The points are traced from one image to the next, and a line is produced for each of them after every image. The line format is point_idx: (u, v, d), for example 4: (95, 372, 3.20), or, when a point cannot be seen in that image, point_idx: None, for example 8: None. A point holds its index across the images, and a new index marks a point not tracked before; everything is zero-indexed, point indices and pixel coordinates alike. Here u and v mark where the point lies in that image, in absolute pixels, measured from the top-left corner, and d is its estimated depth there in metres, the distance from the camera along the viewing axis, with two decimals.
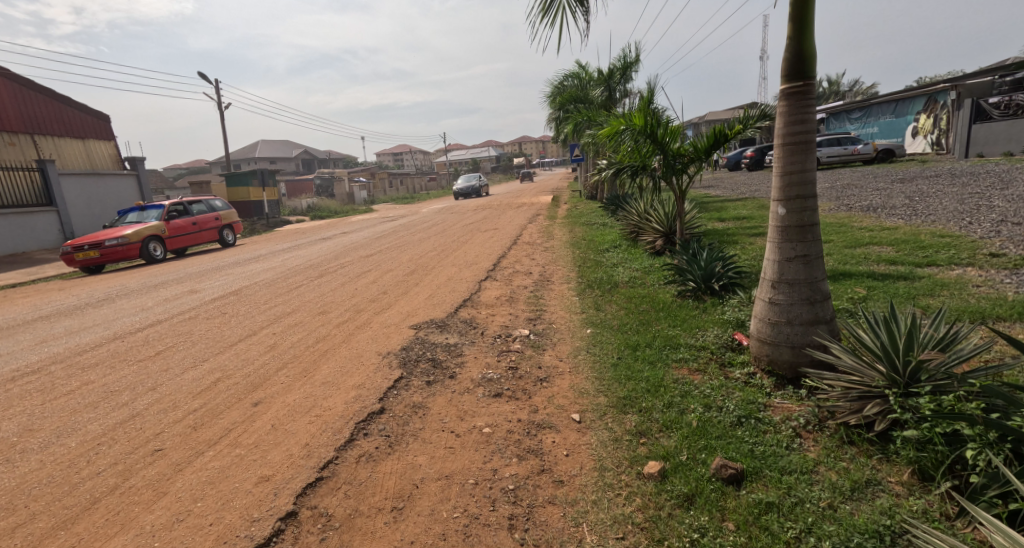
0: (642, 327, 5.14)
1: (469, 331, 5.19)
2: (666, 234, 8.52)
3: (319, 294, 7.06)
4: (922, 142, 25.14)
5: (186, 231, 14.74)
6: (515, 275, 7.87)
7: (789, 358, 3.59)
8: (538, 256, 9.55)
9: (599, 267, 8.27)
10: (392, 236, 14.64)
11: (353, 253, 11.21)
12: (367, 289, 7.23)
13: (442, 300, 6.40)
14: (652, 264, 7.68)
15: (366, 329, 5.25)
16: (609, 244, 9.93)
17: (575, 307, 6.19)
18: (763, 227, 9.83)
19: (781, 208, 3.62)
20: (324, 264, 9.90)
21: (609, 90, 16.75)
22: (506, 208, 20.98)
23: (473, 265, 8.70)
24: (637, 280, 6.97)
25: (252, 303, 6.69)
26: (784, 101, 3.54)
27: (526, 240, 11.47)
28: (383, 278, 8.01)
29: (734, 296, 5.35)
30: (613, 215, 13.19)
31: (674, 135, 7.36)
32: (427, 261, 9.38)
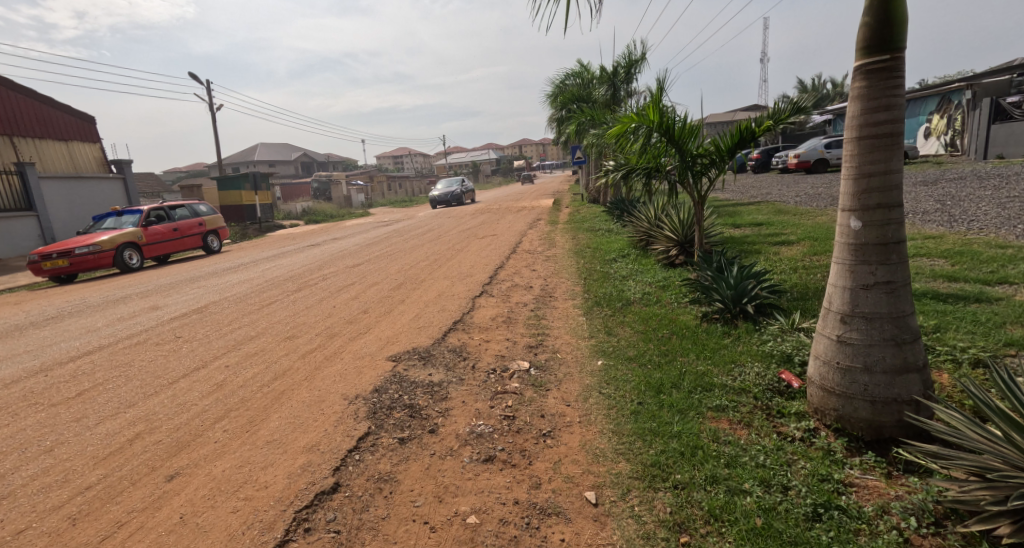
0: (664, 359, 4.31)
1: (458, 364, 4.36)
2: (681, 243, 7.70)
3: (293, 313, 6.27)
4: (935, 143, 24.35)
5: (166, 238, 13.93)
6: (514, 290, 7.06)
7: (867, 416, 2.76)
8: (539, 266, 8.74)
9: (608, 280, 7.45)
10: (384, 242, 13.84)
11: (339, 263, 10.40)
12: (347, 307, 6.42)
13: (430, 321, 5.58)
14: (669, 278, 6.88)
15: (336, 361, 4.43)
16: (617, 253, 9.12)
17: (582, 330, 5.35)
18: (785, 234, 9.02)
19: (855, 221, 2.80)
20: (306, 275, 9.10)
21: (614, 89, 15.98)
22: (505, 212, 20.16)
23: (468, 277, 7.90)
24: (653, 297, 6.16)
25: (215, 324, 5.89)
26: (861, 81, 2.72)
27: (526, 248, 10.67)
28: (368, 292, 7.21)
29: (771, 320, 4.52)
30: (620, 221, 12.39)
31: (692, 134, 6.53)
32: (417, 272, 8.56)
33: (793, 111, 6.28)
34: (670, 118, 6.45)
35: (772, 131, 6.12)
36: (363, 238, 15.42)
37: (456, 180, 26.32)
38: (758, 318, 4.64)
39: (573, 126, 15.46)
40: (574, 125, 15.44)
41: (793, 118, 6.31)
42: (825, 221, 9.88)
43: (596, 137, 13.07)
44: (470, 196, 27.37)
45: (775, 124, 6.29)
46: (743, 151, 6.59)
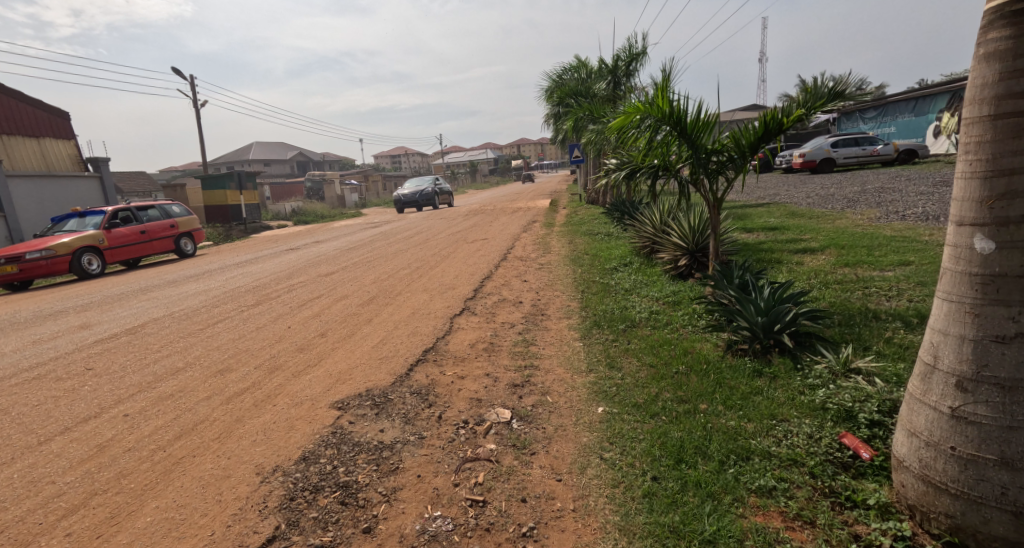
0: (681, 408, 3.37)
1: (421, 414, 3.44)
2: (692, 252, 6.79)
3: (239, 335, 5.34)
4: (946, 142, 23.53)
5: (132, 241, 12.99)
6: (501, 306, 6.15)
7: (1005, 534, 1.86)
8: (531, 277, 7.81)
9: (608, 295, 6.53)
10: (369, 246, 12.94)
11: (313, 270, 9.48)
12: (304, 329, 5.49)
13: (394, 350, 4.65)
14: (681, 294, 5.97)
15: (266, 407, 3.50)
16: (618, 261, 8.23)
17: (578, 363, 4.44)
18: (805, 241, 8.13)
19: (983, 242, 1.88)
20: (271, 286, 8.17)
21: (613, 84, 15.09)
22: (499, 213, 19.22)
23: (449, 290, 6.98)
24: (663, 319, 5.24)
25: (142, 350, 4.97)
26: (1000, 32, 1.82)
27: (518, 254, 9.76)
28: (335, 309, 6.29)
29: (815, 356, 3.58)
30: (621, 224, 11.49)
31: (707, 126, 5.58)
32: (394, 284, 7.62)
33: (829, 97, 5.30)
34: (681, 108, 5.50)
35: (805, 123, 5.17)
36: (347, 241, 14.50)
37: (429, 181, 24.14)
38: (798, 352, 3.70)
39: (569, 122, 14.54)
40: (570, 121, 14.52)
41: (828, 107, 5.34)
42: (846, 226, 8.96)
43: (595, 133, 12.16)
44: (451, 198, 25.42)
45: (807, 113, 5.31)
46: (767, 147, 5.63)
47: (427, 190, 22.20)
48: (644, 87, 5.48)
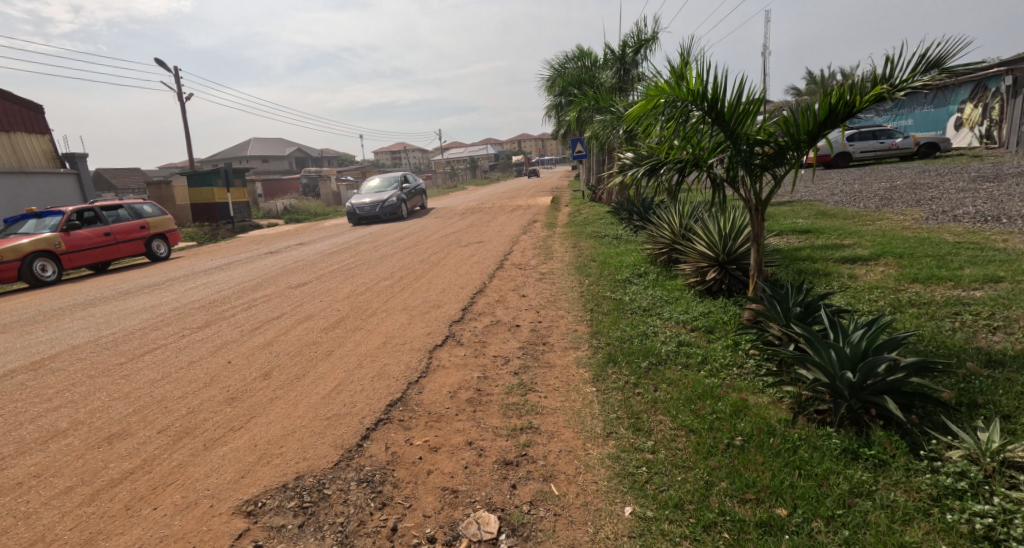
0: (752, 519, 2.26)
1: (367, 527, 2.34)
2: (723, 264, 5.71)
3: (162, 374, 4.24)
4: (968, 134, 22.34)
5: (95, 243, 11.93)
6: (494, 333, 5.06)
7: None
8: (530, 292, 6.69)
9: (622, 318, 5.47)
10: (354, 249, 11.88)
11: (284, 280, 8.38)
12: (247, 364, 4.38)
13: (351, 403, 3.54)
14: (713, 322, 4.91)
15: (142, 510, 2.40)
16: (632, 271, 7.15)
17: (592, 425, 3.35)
18: (847, 246, 7.04)
19: None
20: (230, 300, 7.05)
21: (621, 72, 13.91)
22: (497, 212, 18.06)
23: (432, 309, 5.87)
24: (699, 355, 4.14)
25: (29, 397, 3.87)
26: None
27: (516, 261, 8.68)
28: (293, 335, 5.19)
29: (944, 438, 2.44)
30: (630, 226, 10.40)
31: (751, 109, 4.41)
32: (369, 301, 6.50)
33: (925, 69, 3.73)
34: (717, 86, 4.35)
35: (889, 103, 3.83)
36: (332, 242, 13.42)
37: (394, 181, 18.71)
38: (913, 428, 2.58)
39: (573, 114, 13.36)
40: (574, 113, 13.33)
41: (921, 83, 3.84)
42: (890, 229, 7.83)
43: (601, 126, 11.01)
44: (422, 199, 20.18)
45: (889, 91, 3.93)
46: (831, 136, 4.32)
47: (392, 195, 17.05)
48: (670, 61, 4.37)
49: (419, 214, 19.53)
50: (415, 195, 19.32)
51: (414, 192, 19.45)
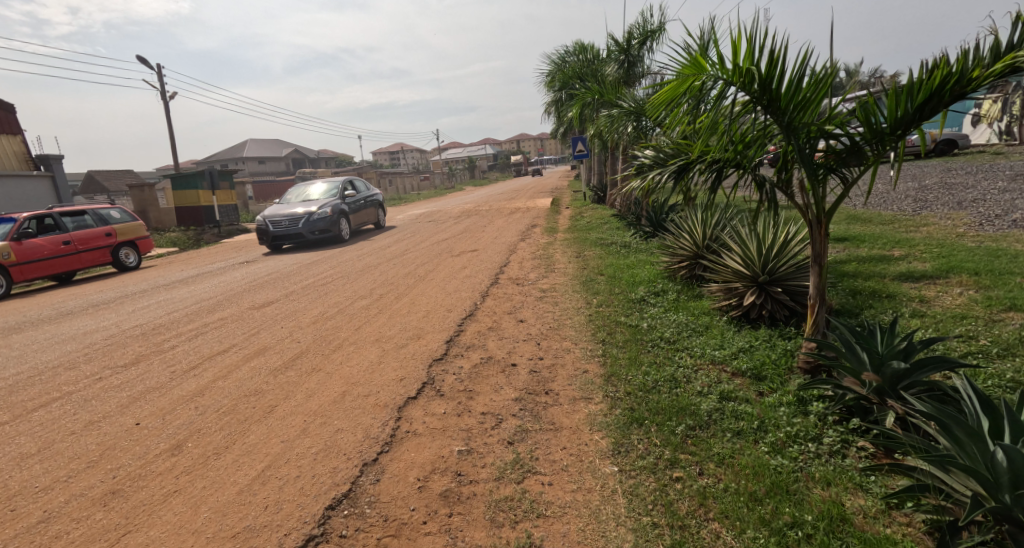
0: None
1: None
2: (765, 287, 4.75)
3: (43, 442, 3.21)
4: (987, 131, 21.34)
5: (51, 253, 10.89)
6: (485, 378, 4.06)
7: None
8: (530, 317, 5.67)
9: (642, 353, 4.47)
10: (337, 257, 10.89)
11: (249, 298, 7.38)
12: (158, 425, 3.35)
13: (275, 503, 2.51)
14: (759, 362, 3.94)
15: None
16: (648, 291, 6.16)
17: (621, 542, 2.31)
18: (897, 258, 6.06)
19: None
20: (178, 325, 6.04)
21: (625, 67, 12.85)
22: (495, 215, 17.09)
23: (411, 342, 4.86)
24: (753, 416, 3.14)
25: None
26: None
27: (513, 275, 7.70)
28: (235, 377, 4.18)
29: None
30: (640, 233, 9.41)
31: (816, 92, 3.35)
32: (338, 329, 5.49)
33: None
34: (773, 61, 3.27)
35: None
36: (316, 248, 12.40)
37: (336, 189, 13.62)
38: None
39: (575, 111, 12.32)
40: (576, 110, 12.30)
41: None
42: (943, 236, 6.83)
43: (606, 126, 10.09)
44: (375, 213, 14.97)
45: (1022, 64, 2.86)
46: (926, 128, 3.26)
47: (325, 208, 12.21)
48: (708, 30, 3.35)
49: (376, 231, 15.19)
50: (369, 207, 14.67)
51: (369, 203, 14.83)
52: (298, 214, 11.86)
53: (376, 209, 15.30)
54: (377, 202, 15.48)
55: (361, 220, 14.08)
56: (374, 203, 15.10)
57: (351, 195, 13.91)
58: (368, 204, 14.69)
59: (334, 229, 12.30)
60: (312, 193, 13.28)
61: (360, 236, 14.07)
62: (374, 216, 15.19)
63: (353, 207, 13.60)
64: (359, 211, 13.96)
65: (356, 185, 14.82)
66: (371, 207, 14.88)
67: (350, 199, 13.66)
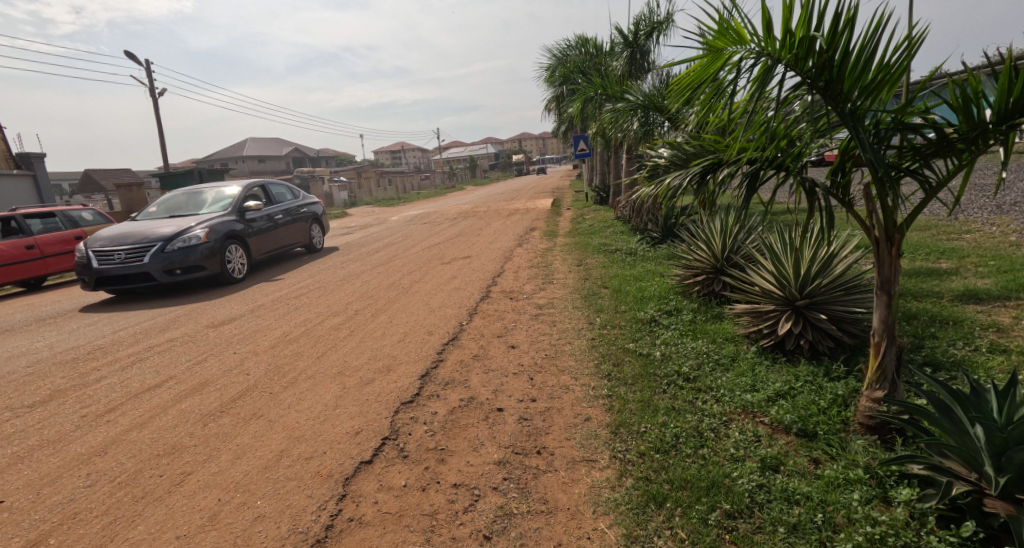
0: None
1: None
2: (805, 313, 3.95)
3: None
4: None
5: (14, 258, 10.11)
6: (462, 430, 3.28)
7: None
8: (522, 343, 4.86)
9: (656, 398, 3.67)
10: (321, 263, 10.16)
11: (213, 312, 6.62)
12: (26, 503, 2.56)
13: None
14: (805, 412, 3.13)
15: None
16: (660, 310, 5.38)
17: None
18: (947, 271, 5.27)
19: None
20: (119, 347, 5.25)
21: (632, 60, 12.01)
22: (493, 217, 16.37)
23: (378, 379, 4.06)
24: (816, 504, 2.34)
25: None
26: None
27: (507, 287, 6.95)
28: (153, 426, 3.38)
29: None
30: (648, 239, 8.66)
31: (891, 71, 2.56)
32: (297, 357, 4.69)
33: None
34: (834, 27, 2.49)
35: None
36: (200, 286, 8.05)
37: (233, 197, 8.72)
38: None
39: (578, 106, 11.51)
40: (578, 105, 11.52)
41: None
42: (993, 245, 6.04)
43: (611, 123, 9.31)
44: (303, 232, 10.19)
45: None
46: None
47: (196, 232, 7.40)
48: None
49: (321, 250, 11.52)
50: (292, 223, 9.86)
51: (294, 217, 10.07)
52: (145, 240, 7.08)
53: (307, 223, 10.45)
54: (313, 213, 10.78)
55: (276, 242, 9.35)
56: (302, 216, 10.26)
57: (261, 207, 9.09)
58: (289, 219, 9.88)
59: (212, 264, 7.57)
60: (196, 201, 8.47)
61: (290, 260, 10.14)
62: (302, 234, 10.31)
63: (262, 227, 8.89)
64: (275, 231, 9.25)
65: (273, 189, 9.95)
66: (297, 223, 10.08)
67: (255, 213, 8.84)
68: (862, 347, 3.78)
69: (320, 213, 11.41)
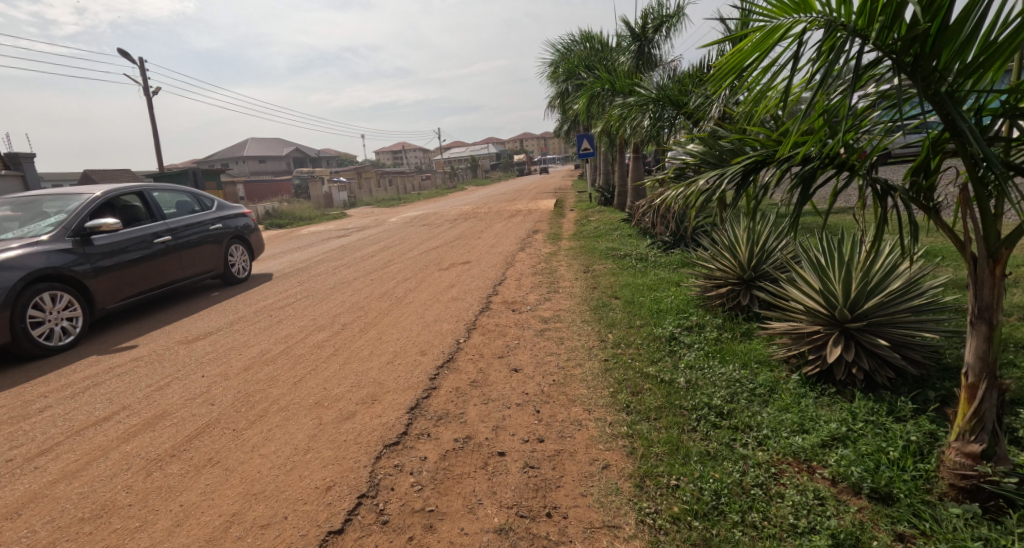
0: None
1: None
2: (857, 337, 3.39)
3: None
4: None
5: None
6: (457, 484, 2.73)
7: None
8: (527, 366, 4.31)
9: (685, 439, 3.11)
10: (314, 268, 9.64)
11: (190, 324, 6.09)
12: None
13: None
14: (873, 463, 2.57)
15: None
16: (681, 326, 4.83)
17: None
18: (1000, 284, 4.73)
19: None
20: (76, 367, 4.69)
21: (640, 55, 11.44)
22: (494, 218, 15.86)
23: (359, 412, 3.50)
24: None
25: None
26: None
27: (509, 297, 6.40)
28: (86, 476, 2.82)
29: None
30: (659, 244, 8.13)
31: (1005, 41, 1.97)
32: (272, 382, 4.15)
33: None
34: None
35: None
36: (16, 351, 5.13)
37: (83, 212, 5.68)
38: None
39: (583, 103, 10.96)
40: (583, 102, 10.95)
41: None
42: None
43: (619, 121, 8.76)
44: (208, 260, 7.06)
45: None
46: None
47: None
48: None
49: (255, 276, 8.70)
50: (190, 247, 6.77)
51: (199, 236, 6.99)
52: None
53: (218, 245, 7.32)
54: (231, 230, 7.65)
55: (162, 278, 6.33)
56: (209, 235, 7.13)
57: (126, 228, 5.98)
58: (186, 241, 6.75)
59: None
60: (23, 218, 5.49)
61: (194, 296, 7.16)
62: (208, 259, 7.16)
63: (118, 259, 5.70)
64: (151, 262, 6.12)
65: (165, 195, 6.84)
66: (201, 245, 6.97)
67: (111, 238, 5.72)
68: (926, 377, 3.21)
69: (250, 229, 8.22)
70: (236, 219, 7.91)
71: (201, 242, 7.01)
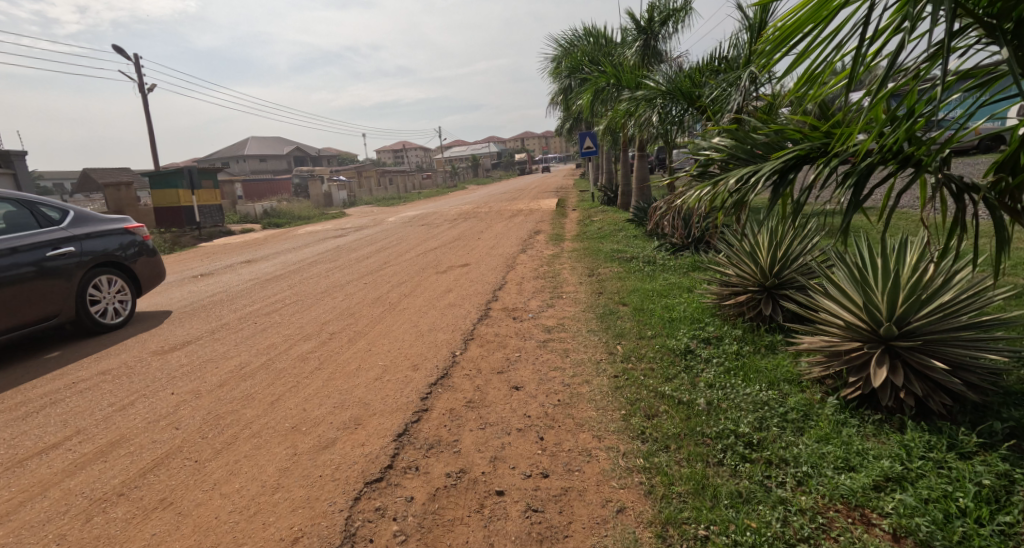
0: None
1: None
2: (905, 357, 2.99)
3: None
4: None
5: None
6: (447, 533, 2.32)
7: None
8: (528, 384, 3.91)
9: (712, 476, 2.71)
10: (306, 270, 9.25)
11: (168, 332, 5.69)
12: None
13: None
14: (941, 513, 2.17)
15: None
16: (698, 338, 4.42)
17: None
18: None
19: None
20: (36, 382, 4.28)
21: (646, 48, 11.02)
22: (495, 218, 15.47)
23: (340, 441, 3.09)
24: None
25: None
26: None
27: (510, 303, 6.00)
28: (15, 522, 2.41)
29: None
30: (667, 247, 7.73)
31: None
32: (247, 401, 3.75)
33: None
34: None
35: None
36: None
37: None
38: None
39: (587, 99, 10.55)
40: (587, 97, 10.54)
41: None
42: None
43: (626, 117, 8.36)
44: (50, 303, 4.89)
45: None
46: None
47: None
48: None
49: (158, 312, 6.51)
50: (16, 283, 4.62)
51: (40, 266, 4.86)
52: None
53: (78, 277, 5.20)
54: (105, 257, 5.51)
55: None
56: (54, 265, 4.96)
57: None
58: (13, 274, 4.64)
59: None
60: None
61: (33, 351, 4.99)
62: (60, 298, 5.05)
63: None
64: None
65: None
66: (42, 280, 4.84)
67: None
68: (986, 405, 2.81)
69: (142, 251, 6.08)
70: (120, 239, 5.79)
71: (39, 277, 4.82)
